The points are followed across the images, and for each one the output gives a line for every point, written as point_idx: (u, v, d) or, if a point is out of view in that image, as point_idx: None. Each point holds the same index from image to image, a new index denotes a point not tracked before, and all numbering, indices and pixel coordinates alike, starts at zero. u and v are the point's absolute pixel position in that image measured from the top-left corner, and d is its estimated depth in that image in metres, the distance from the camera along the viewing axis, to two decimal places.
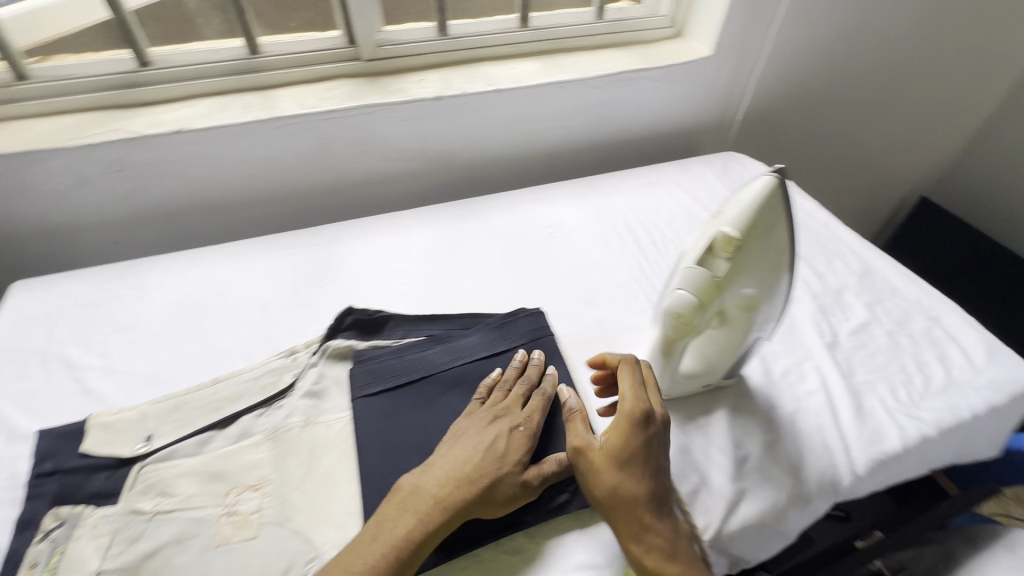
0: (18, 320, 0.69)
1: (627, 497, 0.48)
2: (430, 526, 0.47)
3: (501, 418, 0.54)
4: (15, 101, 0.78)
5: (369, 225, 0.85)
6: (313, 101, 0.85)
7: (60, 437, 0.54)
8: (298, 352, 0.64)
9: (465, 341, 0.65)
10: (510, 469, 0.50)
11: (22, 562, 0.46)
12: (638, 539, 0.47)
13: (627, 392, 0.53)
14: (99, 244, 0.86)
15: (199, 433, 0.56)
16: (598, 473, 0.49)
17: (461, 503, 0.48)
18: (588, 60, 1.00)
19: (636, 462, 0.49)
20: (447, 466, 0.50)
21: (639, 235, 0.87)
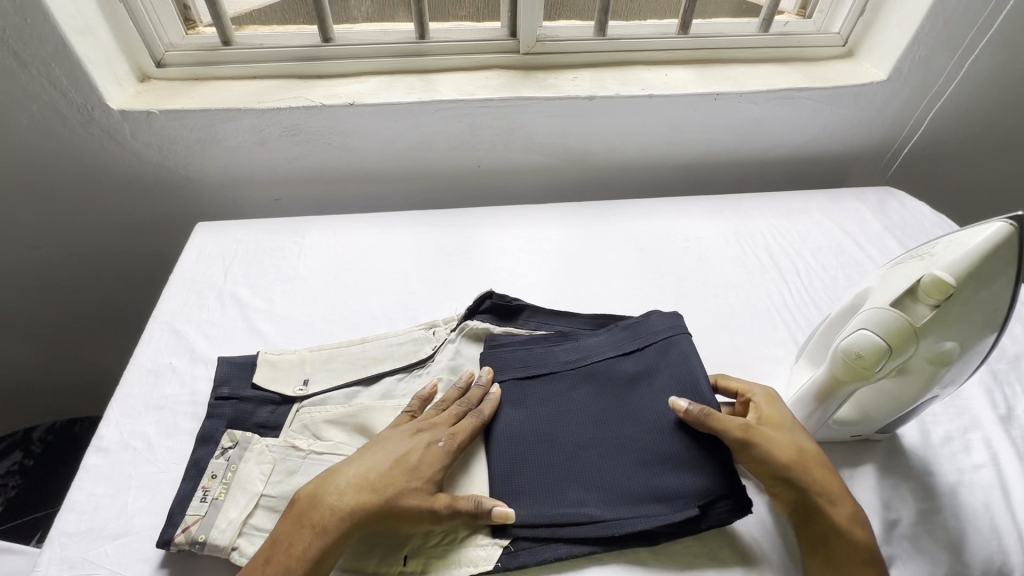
0: (199, 255, 0.77)
1: (816, 462, 0.52)
2: (336, 532, 0.46)
3: (421, 431, 0.53)
4: (218, 62, 0.87)
5: (505, 214, 0.87)
6: (471, 88, 0.88)
7: (236, 366, 0.61)
8: (436, 326, 0.66)
9: (592, 337, 0.63)
10: (418, 483, 0.49)
11: (202, 472, 0.52)
12: (837, 502, 0.50)
13: (756, 387, 0.58)
14: (262, 199, 0.94)
15: (348, 387, 0.61)
16: (781, 442, 0.52)
17: (363, 512, 0.47)
18: (746, 72, 0.95)
19: (803, 435, 0.55)
20: (351, 474, 0.49)
21: (782, 263, 0.82)
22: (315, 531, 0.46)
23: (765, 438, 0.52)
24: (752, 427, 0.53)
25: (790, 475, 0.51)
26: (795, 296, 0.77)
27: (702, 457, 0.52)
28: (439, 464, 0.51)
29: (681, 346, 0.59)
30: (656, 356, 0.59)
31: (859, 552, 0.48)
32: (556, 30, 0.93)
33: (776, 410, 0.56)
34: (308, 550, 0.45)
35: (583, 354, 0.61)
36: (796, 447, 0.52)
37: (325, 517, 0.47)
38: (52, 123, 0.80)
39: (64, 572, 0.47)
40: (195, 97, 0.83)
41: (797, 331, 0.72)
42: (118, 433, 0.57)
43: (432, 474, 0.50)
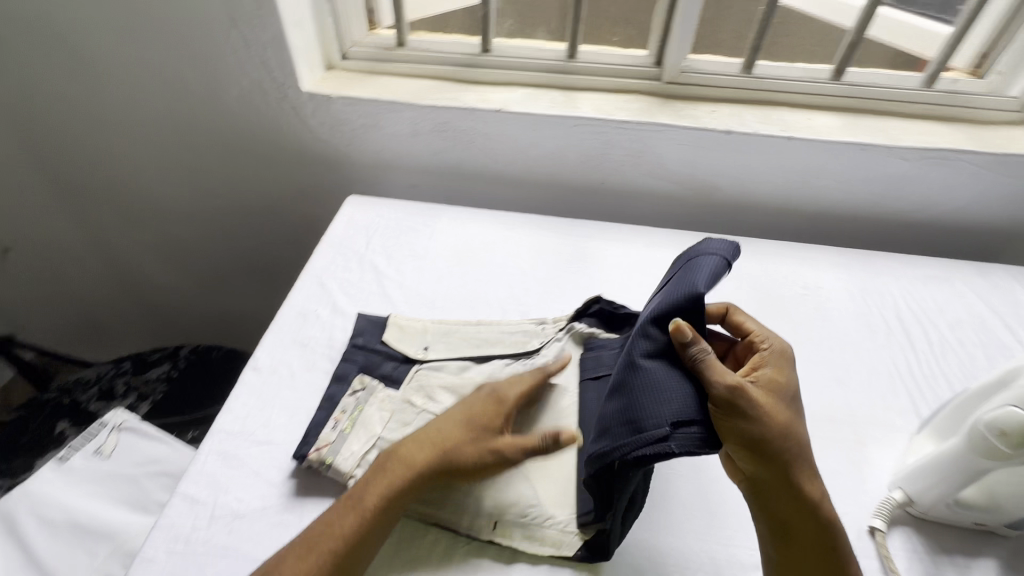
0: (349, 222, 0.88)
1: (798, 437, 0.50)
2: (410, 479, 0.51)
3: (486, 402, 0.57)
4: (391, 59, 0.99)
5: (621, 231, 0.90)
6: (611, 109, 0.92)
7: (370, 322, 0.69)
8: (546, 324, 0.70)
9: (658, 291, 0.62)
10: (480, 444, 0.54)
11: (334, 407, 0.60)
12: (812, 483, 0.50)
13: (771, 339, 0.57)
14: (403, 184, 1.05)
15: (460, 360, 0.66)
16: (776, 413, 0.50)
17: (432, 465, 0.52)
18: (901, 127, 0.91)
19: (796, 409, 0.52)
20: (421, 434, 0.55)
21: (912, 329, 0.77)
22: (391, 479, 0.51)
23: (761, 404, 0.49)
24: (742, 387, 0.48)
25: (773, 448, 0.49)
26: (922, 365, 0.72)
27: (678, 394, 0.47)
28: (501, 429, 0.56)
29: (701, 265, 0.53)
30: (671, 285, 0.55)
31: (823, 534, 0.49)
32: (702, 63, 0.95)
33: (775, 377, 0.54)
34: (384, 494, 0.51)
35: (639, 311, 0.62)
36: (788, 422, 0.50)
37: (399, 467, 0.52)
38: (255, 96, 0.95)
39: (219, 461, 0.56)
40: (368, 89, 0.95)
41: (921, 402, 0.68)
42: (270, 358, 0.67)
43: (490, 437, 0.55)
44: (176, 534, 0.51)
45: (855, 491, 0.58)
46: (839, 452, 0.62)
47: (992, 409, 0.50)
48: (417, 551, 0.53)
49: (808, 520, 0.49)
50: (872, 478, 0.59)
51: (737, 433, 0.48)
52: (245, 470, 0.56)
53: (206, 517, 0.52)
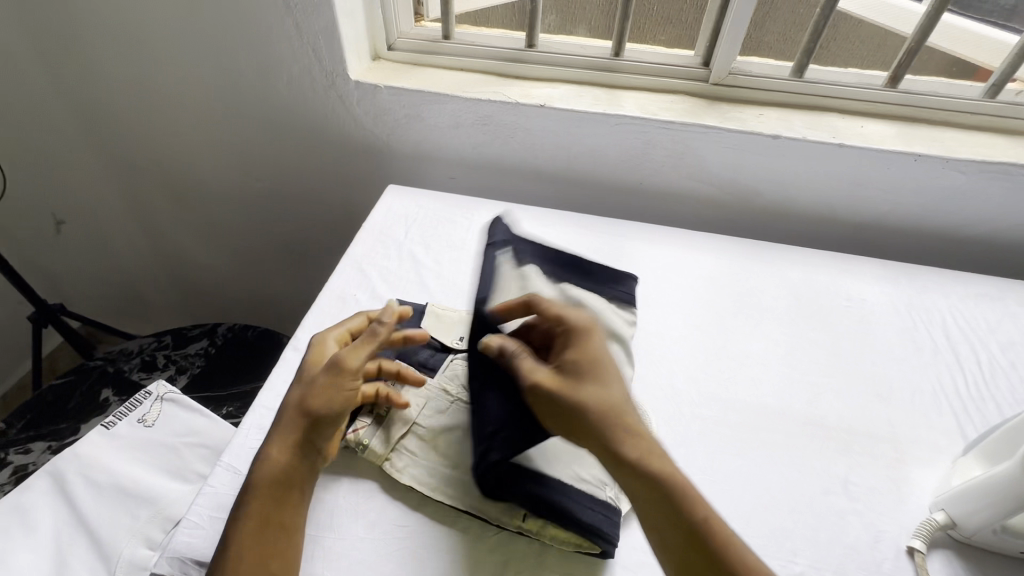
0: (389, 210, 0.89)
1: (612, 410, 0.50)
2: (280, 462, 0.51)
3: (319, 366, 0.57)
4: (436, 51, 1.00)
5: (659, 232, 0.89)
6: (654, 108, 0.91)
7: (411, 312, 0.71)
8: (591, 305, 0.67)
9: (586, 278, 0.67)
10: (330, 405, 0.54)
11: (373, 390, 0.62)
12: (636, 445, 0.49)
13: (573, 314, 0.57)
14: (440, 176, 1.06)
15: None
16: (573, 386, 0.51)
17: (295, 440, 0.52)
18: (959, 138, 0.88)
19: (605, 377, 0.52)
20: (277, 417, 0.54)
21: (960, 349, 0.74)
22: (265, 469, 0.51)
23: (551, 385, 0.51)
24: (542, 380, 0.52)
25: (580, 422, 0.50)
26: (970, 386, 0.70)
27: (503, 409, 0.55)
28: (348, 382, 0.55)
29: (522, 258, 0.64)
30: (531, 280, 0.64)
31: (672, 505, 0.46)
32: (751, 65, 0.93)
33: (574, 348, 0.54)
34: (260, 485, 0.50)
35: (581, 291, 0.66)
36: (589, 393, 0.51)
37: (267, 458, 0.52)
38: (303, 83, 0.97)
39: (260, 435, 0.58)
40: (412, 80, 0.96)
41: (968, 424, 0.65)
42: (310, 338, 0.69)
43: (334, 392, 0.54)
44: (218, 501, 0.53)
45: (894, 509, 0.57)
46: (879, 468, 0.60)
47: None
48: (447, 535, 0.53)
49: (650, 488, 0.47)
50: (914, 498, 0.58)
51: (549, 421, 0.51)
52: None
53: None
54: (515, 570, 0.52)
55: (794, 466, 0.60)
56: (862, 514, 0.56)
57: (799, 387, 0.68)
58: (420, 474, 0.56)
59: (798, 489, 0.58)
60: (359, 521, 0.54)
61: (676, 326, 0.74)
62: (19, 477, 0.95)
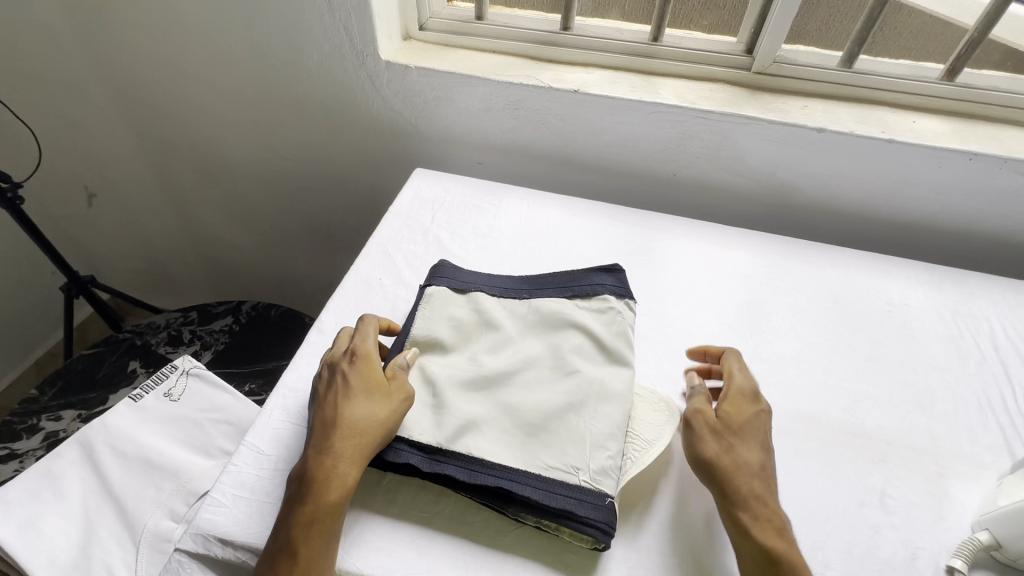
0: (416, 195, 0.88)
1: (748, 469, 0.51)
2: (351, 481, 0.49)
3: (375, 380, 0.55)
4: (468, 32, 0.97)
5: (692, 227, 0.86)
6: (693, 97, 0.88)
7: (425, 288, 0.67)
8: (608, 299, 0.65)
9: (553, 278, 0.69)
10: (395, 422, 0.53)
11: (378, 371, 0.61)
12: (759, 509, 0.49)
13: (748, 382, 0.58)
14: (468, 161, 1.05)
15: (489, 329, 0.63)
16: (721, 435, 0.53)
17: (364, 457, 0.50)
18: (1017, 137, 0.82)
19: (756, 440, 0.53)
20: (335, 429, 0.51)
21: (1008, 360, 0.71)
22: (331, 487, 0.48)
23: (707, 426, 0.54)
24: (699, 416, 0.55)
25: (717, 469, 0.52)
26: (1018, 400, 0.66)
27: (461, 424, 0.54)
28: (408, 401, 0.55)
29: (476, 274, 0.70)
30: (487, 282, 0.69)
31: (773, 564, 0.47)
32: (797, 54, 0.89)
33: (740, 405, 0.56)
34: (326, 502, 0.48)
35: (555, 286, 0.67)
36: (736, 447, 0.53)
37: (332, 474, 0.49)
38: (334, 62, 0.96)
39: (283, 416, 0.58)
40: (444, 61, 0.94)
41: (1015, 441, 0.62)
42: (334, 321, 0.68)
43: (400, 409, 0.54)
44: (242, 480, 0.53)
45: (933, 526, 0.54)
46: (918, 482, 0.57)
47: None
48: (469, 526, 0.53)
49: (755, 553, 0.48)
50: (954, 515, 0.55)
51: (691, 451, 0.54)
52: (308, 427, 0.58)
53: (269, 468, 0.54)
54: (536, 565, 0.51)
55: (828, 475, 0.57)
56: (899, 529, 0.54)
57: (834, 394, 0.65)
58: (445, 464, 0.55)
59: (830, 500, 0.56)
60: (381, 507, 0.53)
61: (708, 323, 0.72)
62: (50, 443, 0.98)
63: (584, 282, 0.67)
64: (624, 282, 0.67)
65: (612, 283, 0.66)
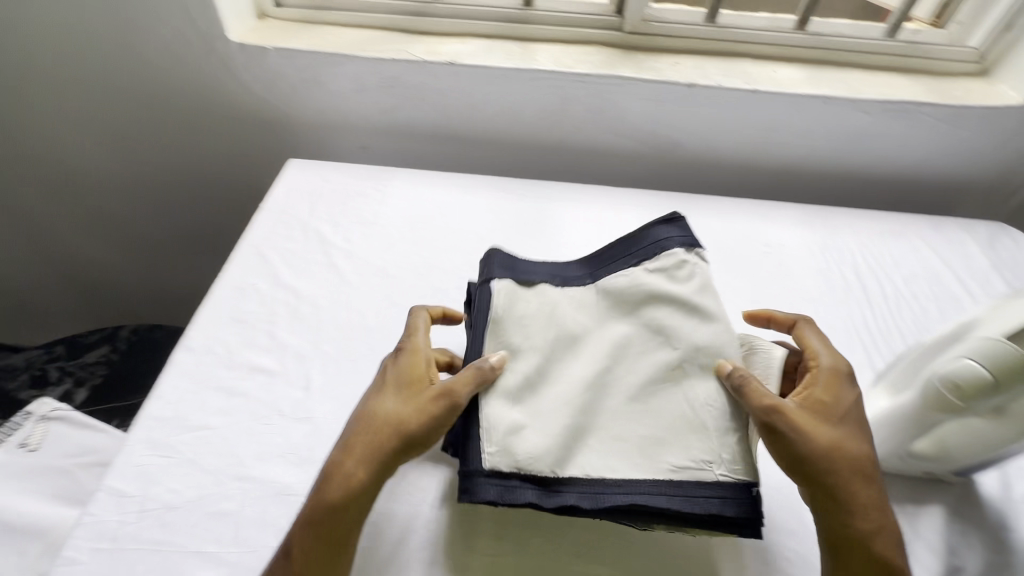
0: (292, 188, 0.82)
1: (854, 462, 0.48)
2: (354, 481, 0.47)
3: (410, 377, 0.51)
4: (331, 7, 0.90)
5: (584, 192, 0.86)
6: (569, 61, 0.87)
7: (484, 291, 0.57)
8: (677, 252, 0.57)
9: (613, 253, 0.60)
10: (415, 424, 0.48)
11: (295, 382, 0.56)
12: (860, 503, 0.47)
13: (827, 359, 0.53)
14: (351, 146, 0.98)
15: (565, 332, 0.55)
16: (816, 427, 0.48)
17: (376, 458, 0.47)
18: (862, 79, 0.89)
19: (856, 433, 0.49)
20: (357, 422, 0.50)
21: (869, 285, 0.77)
22: (332, 484, 0.47)
23: (798, 421, 0.48)
24: (782, 409, 0.48)
25: (819, 464, 0.47)
26: (878, 320, 0.73)
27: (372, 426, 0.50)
28: (443, 404, 0.49)
29: (525, 268, 0.60)
30: (543, 274, 0.59)
31: (874, 558, 0.46)
32: (665, 12, 0.90)
33: (832, 390, 0.51)
34: (323, 501, 0.46)
35: (621, 258, 0.59)
36: (838, 441, 0.48)
37: (337, 472, 0.47)
38: (177, 47, 0.85)
39: (148, 450, 0.52)
40: (306, 40, 0.87)
41: (877, 357, 0.68)
42: (204, 336, 0.62)
43: (427, 409, 0.49)
44: (102, 530, 0.47)
45: None
46: None
47: (948, 362, 0.47)
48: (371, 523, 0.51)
49: (848, 543, 0.46)
50: None
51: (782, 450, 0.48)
52: (179, 458, 0.52)
53: (135, 511, 0.48)
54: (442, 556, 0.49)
55: None
56: None
57: None
58: None
59: None
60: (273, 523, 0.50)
61: None
62: None
63: (647, 242, 0.58)
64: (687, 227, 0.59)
65: (677, 234, 0.58)
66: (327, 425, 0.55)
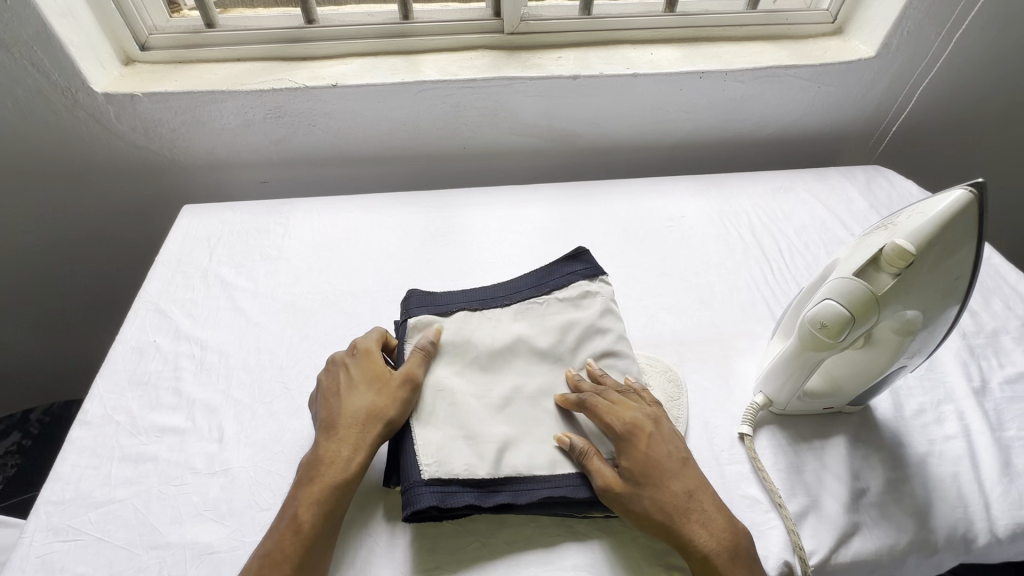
0: (187, 237, 0.78)
1: (678, 512, 0.47)
2: (354, 466, 0.49)
3: (377, 373, 0.54)
4: (202, 45, 0.87)
5: (490, 194, 0.87)
6: (454, 68, 0.88)
7: (407, 327, 0.59)
8: (581, 283, 0.64)
9: (522, 281, 0.65)
10: (396, 410, 0.52)
11: (214, 441, 0.55)
12: (700, 538, 0.46)
13: (621, 413, 0.51)
14: (251, 182, 0.95)
15: (489, 353, 0.58)
16: (632, 495, 0.47)
17: (364, 444, 0.50)
18: (732, 51, 0.94)
19: (669, 470, 0.48)
20: (338, 418, 0.51)
21: (764, 241, 0.82)
22: (332, 471, 0.48)
23: (621, 496, 0.48)
24: (606, 489, 0.48)
25: (648, 527, 0.47)
26: (774, 273, 0.77)
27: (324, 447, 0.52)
28: (412, 385, 0.53)
29: (440, 299, 0.62)
30: (459, 302, 0.62)
31: None
32: (541, 10, 0.92)
33: (630, 447, 0.49)
34: (329, 486, 0.48)
35: (531, 286, 0.64)
36: (651, 496, 0.47)
37: (335, 460, 0.49)
38: (38, 106, 0.81)
39: (50, 537, 0.49)
40: (180, 80, 0.84)
41: (776, 308, 0.73)
42: (101, 407, 0.58)
43: (403, 395, 0.53)
44: None
45: (725, 402, 0.62)
46: (709, 369, 0.65)
47: (814, 305, 0.50)
48: None
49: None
50: (740, 387, 0.63)
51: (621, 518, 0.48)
52: (85, 539, 0.49)
53: None
54: None
55: None
56: (698, 414, 0.60)
57: (635, 315, 0.71)
58: (265, 521, 0.50)
59: None
60: None
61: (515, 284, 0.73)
62: None
63: (556, 276, 0.65)
64: (592, 261, 0.67)
65: (582, 267, 0.65)
66: (242, 473, 0.53)
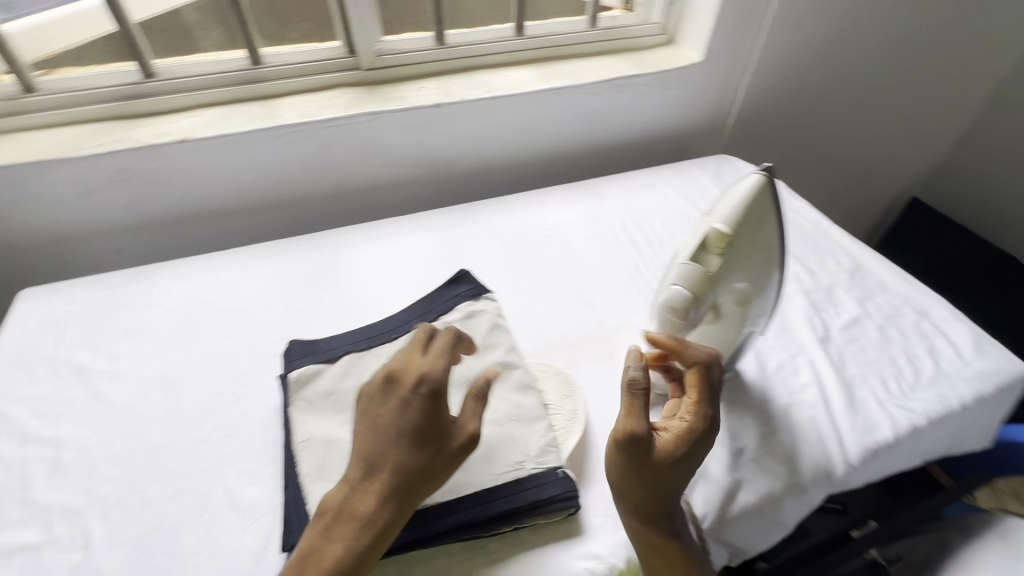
0: (28, 326, 0.70)
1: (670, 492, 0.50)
2: (382, 525, 0.44)
3: (439, 418, 0.47)
4: (21, 112, 0.79)
5: (371, 229, 0.87)
6: (314, 109, 0.87)
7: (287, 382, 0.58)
8: (464, 304, 0.65)
9: (408, 313, 0.66)
10: (446, 470, 0.47)
11: (79, 548, 0.50)
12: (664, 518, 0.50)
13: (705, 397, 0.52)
14: (104, 253, 0.87)
15: None
16: (659, 462, 0.49)
17: (399, 502, 0.45)
18: (581, 67, 1.02)
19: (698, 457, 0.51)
20: (381, 464, 0.45)
21: (635, 236, 0.89)
22: (356, 524, 0.44)
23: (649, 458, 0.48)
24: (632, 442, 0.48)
25: (637, 492, 0.49)
26: (646, 265, 0.84)
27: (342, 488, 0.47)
28: (473, 442, 0.48)
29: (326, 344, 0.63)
30: (345, 344, 0.63)
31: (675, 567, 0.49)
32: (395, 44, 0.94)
33: (699, 431, 0.50)
34: (354, 540, 0.43)
35: (416, 316, 0.65)
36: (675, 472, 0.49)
37: (365, 513, 0.44)
38: None
39: None
40: None
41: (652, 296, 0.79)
42: None
43: (459, 449, 0.47)
44: None
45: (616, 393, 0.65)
46: (599, 364, 0.69)
47: (664, 292, 0.55)
48: None
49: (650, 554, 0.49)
50: None
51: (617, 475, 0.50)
52: None
53: None
54: None
55: None
56: (592, 410, 0.63)
57: (524, 325, 0.73)
58: None
59: None
60: None
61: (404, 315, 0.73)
62: None
63: (440, 301, 0.67)
64: (475, 281, 0.69)
65: (464, 289, 0.67)
66: None
